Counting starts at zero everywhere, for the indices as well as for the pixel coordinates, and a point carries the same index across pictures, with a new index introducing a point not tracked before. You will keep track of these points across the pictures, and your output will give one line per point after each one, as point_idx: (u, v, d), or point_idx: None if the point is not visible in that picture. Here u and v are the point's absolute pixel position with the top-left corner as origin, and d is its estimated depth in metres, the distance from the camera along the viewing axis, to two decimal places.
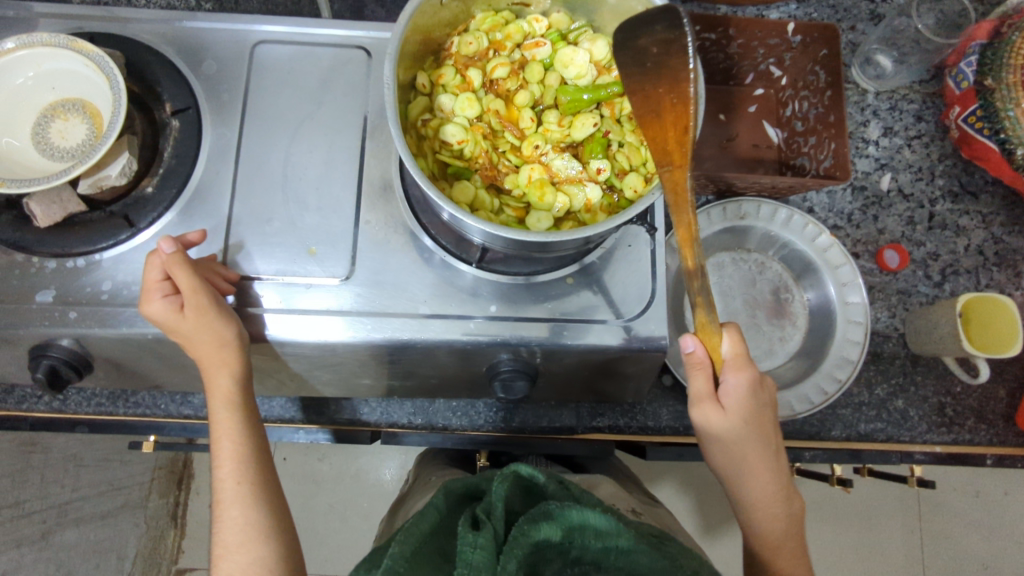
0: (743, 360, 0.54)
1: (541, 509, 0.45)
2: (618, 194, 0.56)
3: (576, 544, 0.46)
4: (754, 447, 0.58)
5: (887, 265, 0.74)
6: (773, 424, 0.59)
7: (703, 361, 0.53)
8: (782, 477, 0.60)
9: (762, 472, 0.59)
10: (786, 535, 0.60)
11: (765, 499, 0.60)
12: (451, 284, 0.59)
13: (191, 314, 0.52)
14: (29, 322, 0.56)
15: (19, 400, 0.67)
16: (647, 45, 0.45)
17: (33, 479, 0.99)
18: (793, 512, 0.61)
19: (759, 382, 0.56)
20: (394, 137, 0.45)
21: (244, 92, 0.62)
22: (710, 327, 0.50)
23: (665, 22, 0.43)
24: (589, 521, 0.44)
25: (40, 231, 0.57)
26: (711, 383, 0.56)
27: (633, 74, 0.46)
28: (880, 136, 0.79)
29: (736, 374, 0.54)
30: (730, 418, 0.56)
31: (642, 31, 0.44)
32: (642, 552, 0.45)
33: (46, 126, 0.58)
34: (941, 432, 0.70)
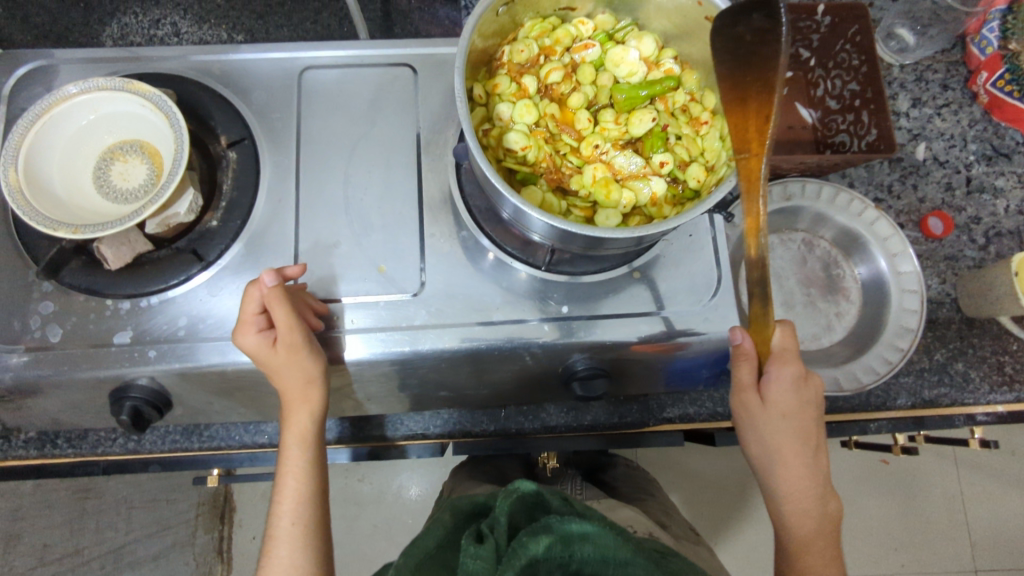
0: (791, 354, 0.56)
1: (541, 521, 0.44)
2: (682, 185, 0.56)
3: (576, 557, 0.44)
4: (792, 442, 0.59)
5: (932, 233, 0.75)
6: (814, 422, 0.59)
7: (749, 353, 0.55)
8: (820, 474, 0.60)
9: (799, 469, 0.59)
10: (817, 533, 0.59)
11: (799, 498, 0.59)
12: (517, 290, 0.60)
13: (284, 351, 0.52)
14: (109, 365, 0.56)
15: (93, 444, 0.67)
16: (742, 32, 0.47)
17: (89, 526, 0.97)
18: (827, 512, 0.60)
19: (803, 378, 0.57)
20: (466, 132, 0.47)
21: (296, 119, 0.63)
22: (763, 317, 0.52)
23: (764, 11, 0.46)
24: (589, 532, 0.44)
25: (110, 273, 0.57)
26: (754, 376, 0.56)
27: (725, 61, 0.48)
28: (909, 107, 0.80)
29: (779, 368, 0.56)
30: (773, 411, 0.58)
31: (739, 20, 0.47)
32: (642, 565, 0.45)
33: (107, 169, 0.59)
34: (1005, 392, 0.71)
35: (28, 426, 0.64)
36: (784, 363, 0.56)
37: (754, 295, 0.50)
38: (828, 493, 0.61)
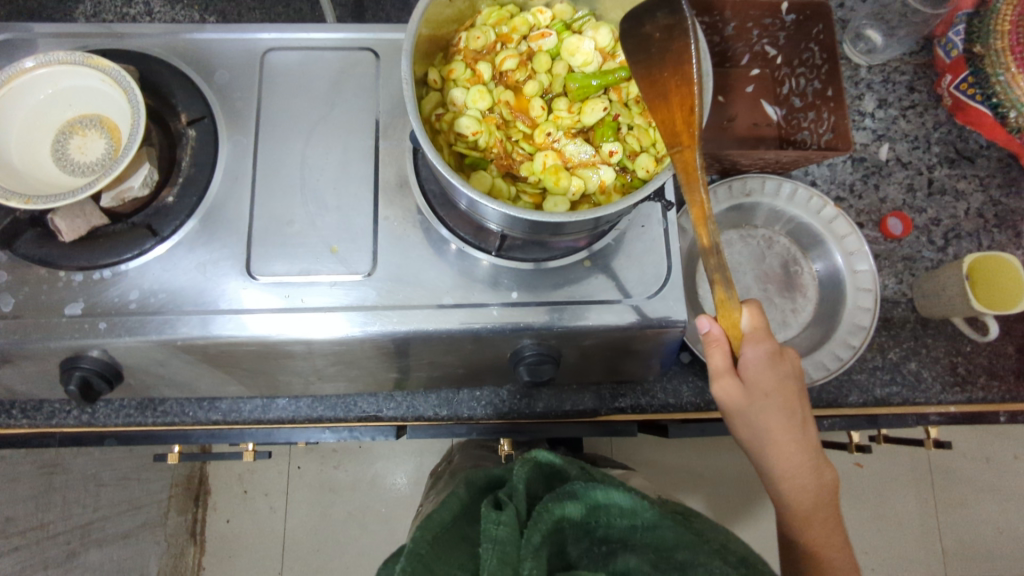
0: (763, 332, 0.54)
1: (567, 489, 0.49)
2: (631, 174, 0.57)
3: (602, 522, 0.50)
4: (779, 420, 0.55)
5: (891, 232, 0.76)
6: (798, 394, 0.56)
7: (720, 338, 0.54)
8: (811, 447, 0.57)
9: (789, 447, 0.56)
10: (816, 504, 0.57)
11: (795, 474, 0.56)
12: (471, 275, 0.61)
13: None
14: (59, 335, 0.56)
15: (49, 416, 0.68)
16: (651, 31, 0.48)
17: (56, 501, 0.96)
18: (825, 483, 0.57)
19: (779, 354, 0.55)
20: (413, 124, 0.46)
21: (257, 99, 0.64)
22: (731, 305, 0.50)
23: (666, 10, 0.47)
24: (613, 499, 0.49)
25: (64, 245, 0.58)
26: (728, 360, 0.54)
27: (638, 61, 0.49)
28: (875, 108, 0.82)
29: (755, 347, 0.54)
30: (754, 392, 0.54)
31: (646, 20, 0.48)
32: (666, 527, 0.49)
33: (65, 143, 0.59)
34: (955, 392, 0.72)
35: None
36: (759, 342, 0.54)
37: (713, 283, 0.50)
38: (824, 462, 0.57)
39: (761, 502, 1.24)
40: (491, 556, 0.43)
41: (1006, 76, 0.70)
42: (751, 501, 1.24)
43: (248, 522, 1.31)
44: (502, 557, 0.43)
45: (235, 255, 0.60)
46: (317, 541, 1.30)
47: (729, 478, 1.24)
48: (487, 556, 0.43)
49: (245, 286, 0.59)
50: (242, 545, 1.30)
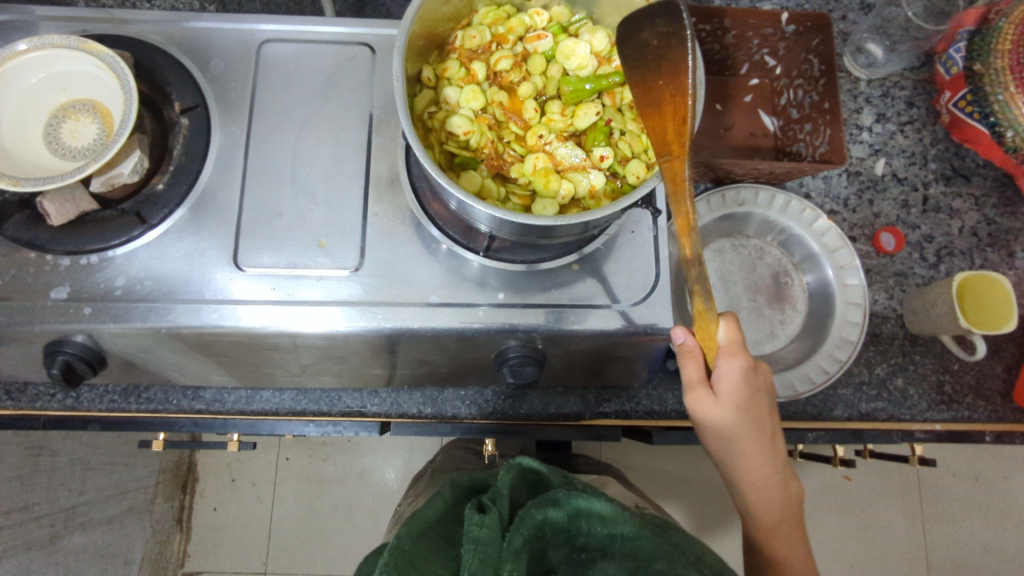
0: (738, 346, 0.53)
1: (549, 496, 0.50)
2: (621, 180, 0.57)
3: (583, 531, 0.50)
4: (752, 433, 0.56)
5: (884, 248, 0.76)
6: (770, 408, 0.56)
7: (694, 350, 0.54)
8: (780, 462, 0.58)
9: (759, 460, 0.56)
10: (782, 518, 0.58)
11: (764, 487, 0.57)
12: (459, 274, 0.61)
13: None
14: (44, 319, 0.56)
15: (33, 398, 0.68)
16: (649, 37, 0.47)
17: (42, 484, 0.96)
18: (790, 496, 0.58)
19: (754, 368, 0.54)
20: (404, 130, 0.46)
21: (251, 90, 0.64)
22: (707, 316, 0.49)
23: (664, 16, 0.46)
24: (595, 508, 0.49)
25: (52, 229, 0.58)
26: (701, 372, 0.54)
27: (634, 66, 0.48)
28: (873, 122, 0.82)
29: (729, 360, 0.52)
30: (727, 405, 0.53)
31: (643, 25, 0.47)
32: (646, 537, 0.49)
33: (58, 127, 0.59)
34: (940, 411, 0.72)
35: None
36: (733, 356, 0.53)
37: (693, 294, 0.49)
38: (790, 476, 0.59)
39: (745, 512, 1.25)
40: (471, 556, 0.43)
41: (1005, 96, 0.69)
42: (734, 513, 1.24)
43: (234, 511, 1.31)
44: (483, 559, 0.43)
45: (223, 245, 0.60)
46: (302, 533, 1.30)
47: (715, 488, 1.25)
48: (468, 556, 0.43)
49: (232, 277, 0.59)
50: (227, 534, 1.30)
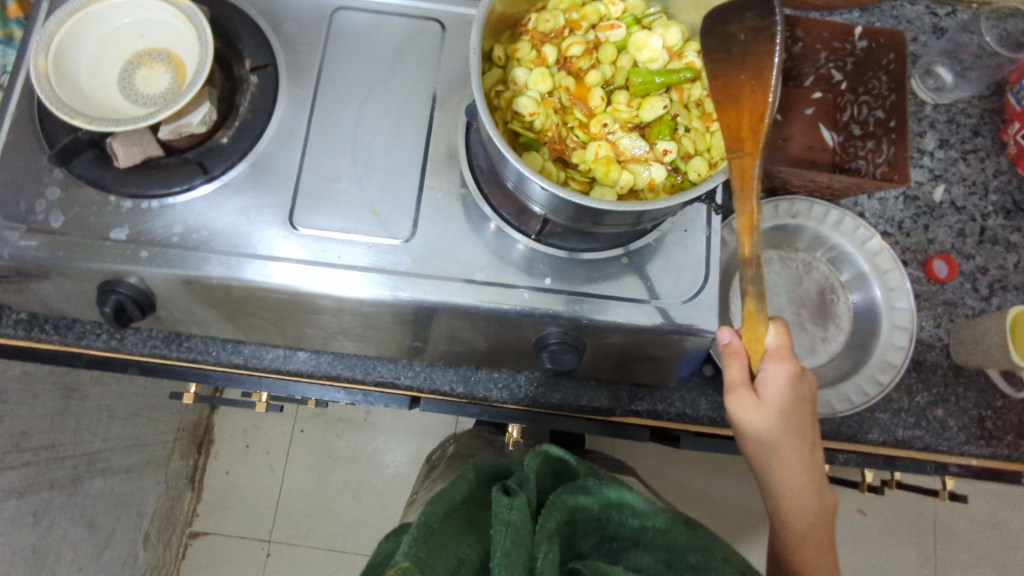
0: (786, 351, 0.54)
1: (580, 484, 0.51)
2: (682, 176, 0.57)
3: (613, 520, 0.51)
4: (791, 439, 0.56)
5: (936, 274, 0.76)
6: (810, 416, 0.56)
7: (739, 350, 0.55)
8: (816, 471, 0.58)
9: (796, 466, 0.56)
10: (813, 527, 0.58)
11: (799, 494, 0.57)
12: (507, 256, 0.61)
13: None
14: (101, 257, 0.58)
15: (79, 335, 0.69)
16: (736, 31, 0.47)
17: (70, 424, 0.97)
18: (824, 507, 0.58)
19: (799, 374, 0.54)
20: (478, 102, 0.46)
21: (321, 55, 0.65)
22: (758, 317, 0.50)
23: (756, 10, 0.46)
24: (626, 498, 0.50)
25: (118, 171, 0.59)
26: (744, 373, 0.55)
27: (717, 58, 0.48)
28: (936, 147, 0.81)
29: (776, 365, 0.53)
30: (768, 407, 0.54)
31: (733, 18, 0.47)
32: (679, 530, 0.49)
33: (132, 73, 0.60)
34: (980, 446, 0.70)
35: (22, 305, 0.67)
36: (779, 360, 0.54)
37: (745, 294, 0.49)
38: (825, 488, 0.59)
39: (754, 533, 1.23)
40: (504, 537, 0.43)
41: None
42: (743, 533, 1.22)
43: (247, 476, 1.33)
44: (516, 540, 0.43)
45: (279, 204, 0.60)
46: (311, 504, 1.31)
47: (727, 505, 1.23)
48: (500, 537, 0.43)
49: (284, 236, 0.59)
50: (238, 497, 1.32)
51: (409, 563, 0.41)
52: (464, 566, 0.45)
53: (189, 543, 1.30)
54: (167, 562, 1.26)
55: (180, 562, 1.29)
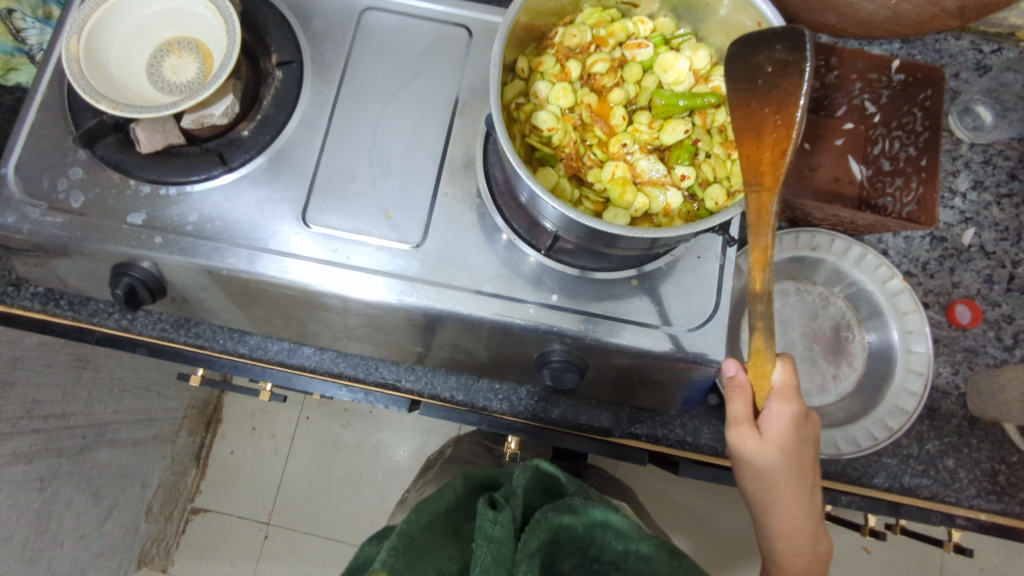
0: (792, 391, 0.53)
1: (566, 503, 0.50)
2: (699, 203, 0.56)
3: (597, 542, 0.51)
4: (792, 481, 0.55)
5: (958, 320, 0.75)
6: (813, 458, 0.55)
7: (743, 385, 0.53)
8: (814, 514, 0.57)
9: (795, 510, 0.56)
10: (805, 572, 0.57)
11: (794, 539, 0.56)
12: (516, 269, 0.60)
13: None
14: (117, 241, 0.58)
15: (93, 312, 0.71)
16: (763, 62, 0.46)
17: (81, 395, 0.99)
18: (819, 552, 0.57)
19: (804, 416, 0.53)
20: (494, 114, 0.45)
21: (346, 54, 0.65)
22: (765, 355, 0.48)
23: (787, 43, 0.45)
24: (611, 520, 0.50)
25: (139, 156, 0.60)
26: (748, 409, 0.53)
27: (740, 88, 0.47)
28: (969, 189, 0.80)
29: (782, 404, 0.52)
30: (770, 445, 0.53)
31: (760, 48, 0.46)
32: (661, 560, 0.49)
33: (161, 60, 0.61)
34: (991, 501, 0.68)
35: (40, 279, 0.68)
36: (785, 400, 0.52)
37: (754, 330, 0.48)
38: (822, 533, 0.58)
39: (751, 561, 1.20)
40: (485, 554, 0.42)
41: None
42: (741, 559, 1.20)
43: (251, 458, 1.34)
44: (497, 557, 0.42)
45: (294, 200, 0.61)
46: (310, 492, 1.32)
47: (725, 530, 1.21)
48: (481, 553, 0.42)
49: (296, 232, 0.60)
50: (240, 478, 1.34)
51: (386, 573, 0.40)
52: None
53: (190, 519, 1.32)
54: (167, 535, 1.29)
55: (180, 537, 1.31)
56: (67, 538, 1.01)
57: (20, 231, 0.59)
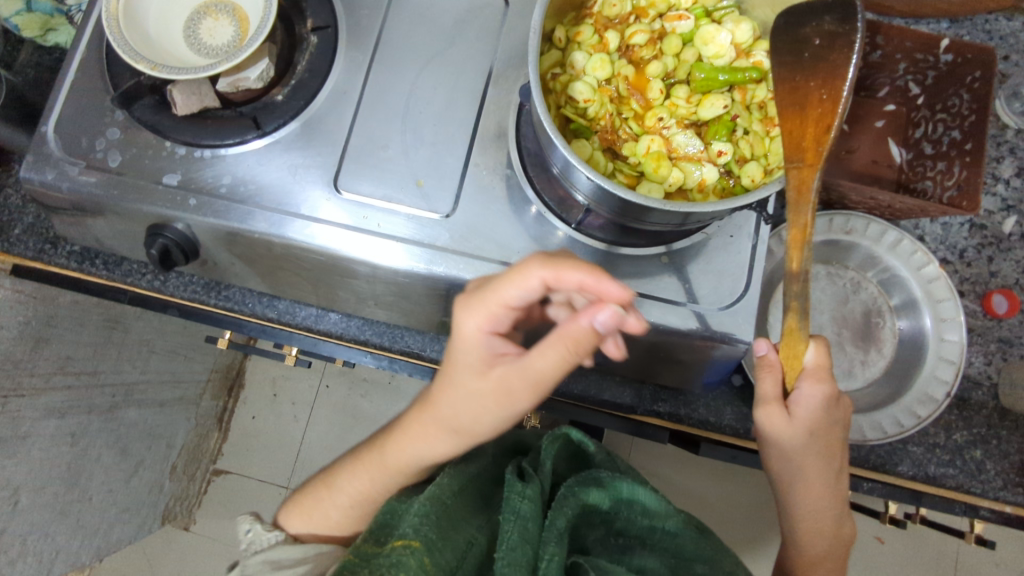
0: (824, 372, 0.55)
1: (593, 476, 0.51)
2: (734, 180, 0.55)
3: (622, 514, 0.52)
4: (817, 461, 0.58)
5: (994, 310, 0.74)
6: (841, 443, 0.58)
7: (774, 364, 0.55)
8: (839, 498, 0.60)
9: (819, 492, 0.59)
10: (827, 552, 0.61)
11: (815, 517, 0.61)
12: (544, 242, 0.60)
13: None
14: (153, 201, 0.59)
15: (126, 272, 0.72)
16: (811, 35, 0.45)
17: (112, 354, 1.01)
18: (840, 533, 0.62)
19: (836, 399, 0.55)
20: (531, 83, 0.45)
21: (381, 20, 0.64)
22: (797, 334, 0.50)
23: (837, 15, 0.44)
24: (638, 496, 0.52)
25: (175, 118, 0.61)
26: (778, 388, 0.55)
27: (785, 62, 0.46)
28: (1012, 175, 0.79)
29: (812, 385, 0.54)
30: (799, 427, 0.56)
31: (809, 21, 0.45)
32: (686, 537, 0.52)
33: (198, 22, 0.62)
34: (1016, 493, 0.68)
35: (76, 238, 0.69)
36: (817, 382, 0.55)
37: (789, 309, 0.49)
38: (845, 516, 0.62)
39: (763, 541, 1.21)
40: (513, 529, 0.44)
41: None
42: (755, 538, 1.21)
43: (271, 422, 1.38)
44: (526, 531, 0.44)
45: (326, 166, 0.61)
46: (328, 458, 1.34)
47: (739, 511, 1.21)
48: (510, 527, 0.44)
49: (327, 198, 0.60)
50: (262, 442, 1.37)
51: (418, 542, 0.43)
52: (471, 548, 0.48)
53: (212, 480, 1.37)
54: (189, 494, 1.33)
55: (202, 496, 1.36)
56: (95, 492, 1.05)
57: (60, 188, 0.60)
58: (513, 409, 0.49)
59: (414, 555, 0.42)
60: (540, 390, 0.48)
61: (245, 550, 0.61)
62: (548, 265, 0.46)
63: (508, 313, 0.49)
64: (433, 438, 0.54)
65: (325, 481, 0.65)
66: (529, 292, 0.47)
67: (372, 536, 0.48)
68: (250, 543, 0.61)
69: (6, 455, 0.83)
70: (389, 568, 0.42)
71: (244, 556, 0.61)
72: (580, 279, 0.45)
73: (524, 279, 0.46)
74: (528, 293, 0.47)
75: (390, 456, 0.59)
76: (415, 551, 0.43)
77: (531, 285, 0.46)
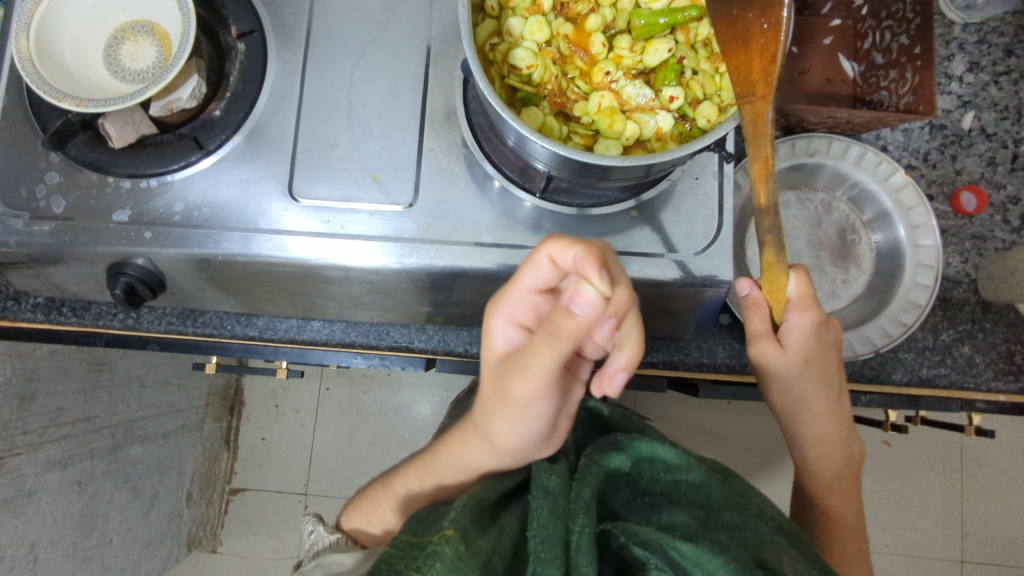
0: (809, 300, 0.57)
1: (613, 442, 0.52)
2: (691, 123, 0.55)
3: (645, 475, 0.53)
4: (817, 389, 0.61)
5: (963, 208, 0.76)
6: (836, 365, 0.61)
7: (759, 302, 0.58)
8: (843, 421, 0.63)
9: (825, 418, 0.63)
10: (841, 475, 0.65)
11: (825, 444, 0.64)
12: (513, 215, 0.59)
13: None
14: (108, 240, 0.58)
15: (97, 315, 0.71)
16: None
17: (102, 397, 0.99)
18: (849, 454, 0.65)
19: (823, 323, 0.58)
20: (470, 60, 0.43)
21: (308, 16, 0.62)
22: (778, 268, 0.50)
23: None
24: (658, 453, 0.52)
25: (114, 152, 0.59)
26: (767, 324, 0.58)
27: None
28: (964, 71, 0.80)
29: (800, 314, 0.57)
30: (793, 354, 0.59)
31: None
32: (712, 486, 0.52)
33: (117, 48, 0.59)
34: (1008, 381, 0.70)
35: (38, 289, 0.67)
36: (804, 309, 0.57)
37: (765, 245, 0.49)
38: (852, 437, 0.65)
39: (777, 466, 1.23)
40: (543, 506, 0.45)
41: None
42: (767, 463, 1.23)
43: (278, 435, 1.37)
44: (553, 509, 0.45)
45: (278, 175, 0.59)
46: (341, 459, 1.35)
47: (748, 440, 1.24)
48: (538, 508, 0.45)
49: (287, 208, 0.58)
50: (271, 456, 1.36)
51: (453, 531, 0.43)
52: (503, 531, 0.48)
53: (230, 500, 1.36)
54: (209, 518, 1.33)
55: (223, 517, 1.35)
56: (114, 532, 1.05)
57: (9, 244, 0.58)
58: (520, 407, 0.47)
59: (449, 543, 0.41)
60: (530, 385, 0.45)
61: (309, 551, 0.64)
62: (552, 240, 0.42)
63: (532, 304, 0.46)
64: (473, 437, 0.56)
65: (385, 487, 0.67)
66: (544, 279, 0.44)
67: (408, 530, 0.46)
68: (313, 543, 0.64)
69: (14, 516, 0.82)
70: (426, 558, 0.40)
71: (307, 557, 0.64)
72: (573, 257, 0.40)
73: (531, 259, 0.43)
74: (541, 274, 0.43)
75: (439, 464, 0.61)
76: (450, 539, 0.42)
77: (540, 266, 0.43)
